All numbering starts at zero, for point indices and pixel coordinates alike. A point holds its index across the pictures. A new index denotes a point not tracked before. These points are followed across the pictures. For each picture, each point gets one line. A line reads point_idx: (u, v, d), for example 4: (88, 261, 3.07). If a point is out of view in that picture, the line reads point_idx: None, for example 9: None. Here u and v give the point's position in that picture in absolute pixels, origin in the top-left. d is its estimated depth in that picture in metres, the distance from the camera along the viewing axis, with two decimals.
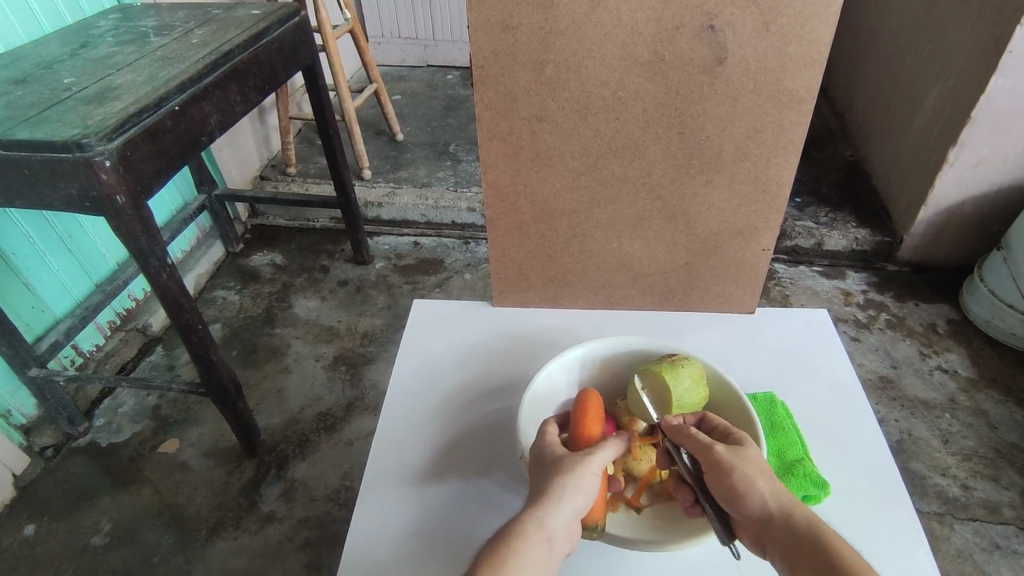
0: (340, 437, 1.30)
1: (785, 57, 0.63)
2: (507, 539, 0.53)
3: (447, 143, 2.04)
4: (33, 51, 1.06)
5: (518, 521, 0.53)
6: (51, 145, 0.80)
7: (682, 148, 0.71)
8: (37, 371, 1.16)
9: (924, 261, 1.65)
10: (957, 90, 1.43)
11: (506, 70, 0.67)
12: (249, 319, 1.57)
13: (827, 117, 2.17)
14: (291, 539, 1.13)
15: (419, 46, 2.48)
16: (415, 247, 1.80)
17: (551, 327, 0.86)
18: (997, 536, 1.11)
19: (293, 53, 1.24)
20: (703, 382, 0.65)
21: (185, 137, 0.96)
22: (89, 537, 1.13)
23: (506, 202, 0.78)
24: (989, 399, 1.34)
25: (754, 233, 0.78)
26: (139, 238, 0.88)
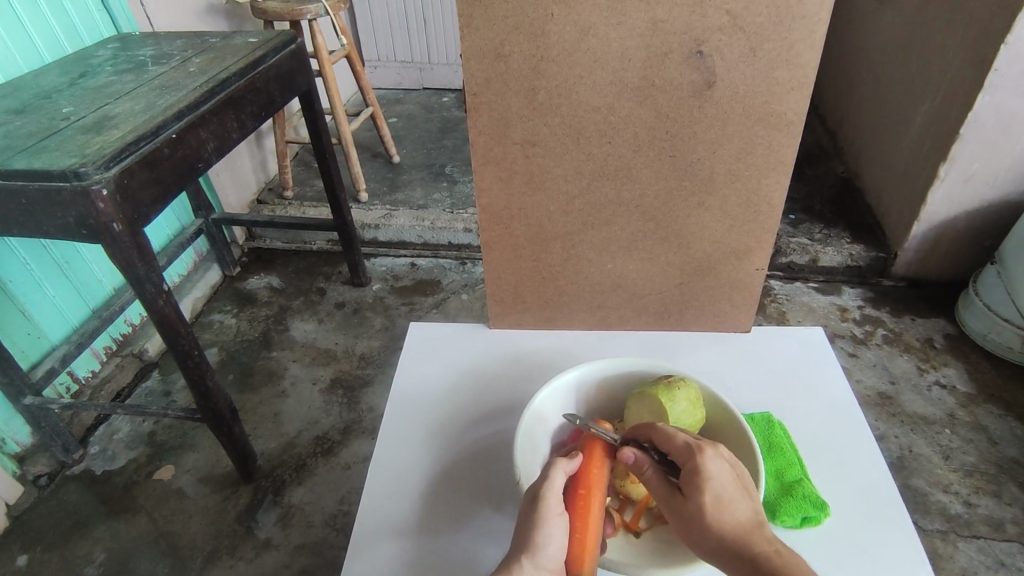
0: (338, 461, 1.29)
1: (773, 81, 0.64)
2: None
3: (443, 165, 2.05)
4: (32, 81, 1.08)
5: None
6: (49, 175, 0.81)
7: (674, 170, 0.72)
8: (32, 399, 1.16)
9: (919, 276, 1.66)
10: (945, 108, 1.45)
11: (499, 97, 0.68)
12: (245, 343, 1.56)
13: (819, 134, 2.19)
14: (288, 566, 1.12)
15: (415, 69, 2.51)
16: (412, 268, 1.80)
17: (547, 348, 0.86)
18: (1000, 553, 1.10)
19: (290, 80, 1.26)
20: (700, 404, 0.65)
21: (182, 164, 0.96)
22: (83, 568, 1.11)
23: (501, 225, 0.78)
24: (988, 414, 1.34)
25: (748, 253, 0.79)
26: (136, 265, 0.88)
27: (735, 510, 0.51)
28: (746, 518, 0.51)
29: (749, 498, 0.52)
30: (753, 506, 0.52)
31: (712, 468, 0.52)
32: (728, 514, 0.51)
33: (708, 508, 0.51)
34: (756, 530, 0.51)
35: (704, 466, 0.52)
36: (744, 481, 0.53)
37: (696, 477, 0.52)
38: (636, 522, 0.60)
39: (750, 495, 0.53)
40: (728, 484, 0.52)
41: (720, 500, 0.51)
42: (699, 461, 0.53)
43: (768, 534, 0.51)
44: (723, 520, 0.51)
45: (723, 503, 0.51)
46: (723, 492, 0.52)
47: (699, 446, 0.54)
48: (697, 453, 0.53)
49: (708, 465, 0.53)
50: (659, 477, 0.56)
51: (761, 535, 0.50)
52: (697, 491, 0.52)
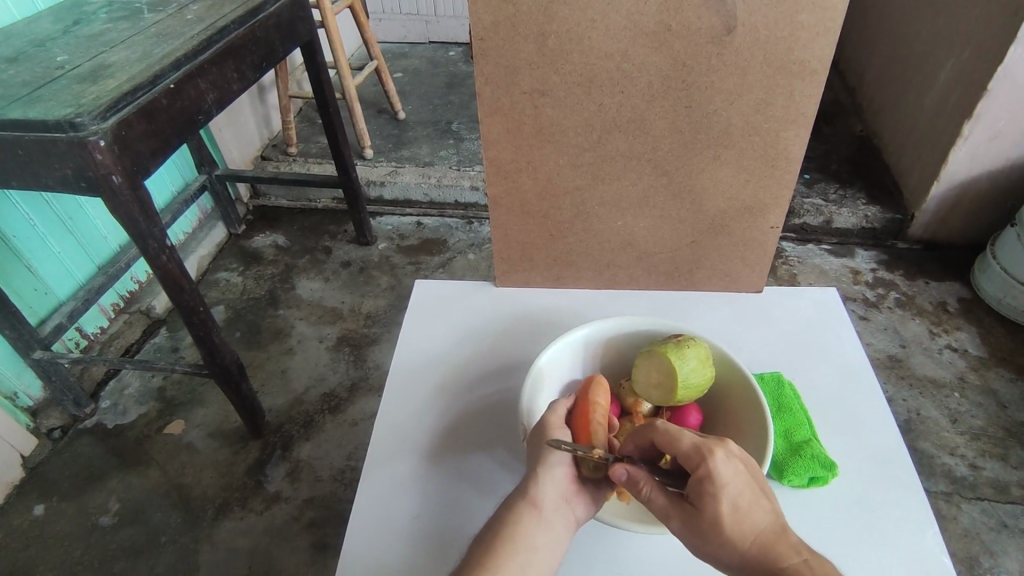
0: (346, 418, 1.30)
1: (797, 26, 0.61)
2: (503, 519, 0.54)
3: (449, 121, 2.01)
4: (26, 29, 1.04)
5: (507, 504, 0.55)
6: (44, 125, 0.79)
7: (689, 122, 0.69)
8: (41, 353, 1.16)
9: (935, 239, 1.63)
10: (972, 61, 1.39)
11: (507, 42, 0.64)
12: (252, 301, 1.56)
13: (838, 91, 2.12)
14: (297, 519, 1.14)
15: (420, 22, 2.43)
16: (418, 227, 1.78)
17: (555, 307, 0.84)
18: (1005, 515, 1.10)
19: (291, 29, 1.21)
20: (709, 362, 0.64)
21: (180, 116, 0.94)
22: (98, 517, 1.14)
23: (509, 180, 0.76)
24: (999, 378, 1.32)
25: (764, 211, 0.76)
26: (137, 220, 0.87)
27: (754, 514, 0.48)
28: (767, 521, 0.48)
29: (767, 498, 0.49)
30: (771, 505, 0.49)
31: (724, 472, 0.49)
32: (748, 522, 0.48)
33: (727, 519, 0.48)
34: (780, 536, 0.48)
35: (717, 471, 0.49)
36: (755, 477, 0.50)
37: (710, 486, 0.48)
38: None
39: (766, 493, 0.50)
40: (742, 485, 0.49)
41: (738, 508, 0.48)
42: (709, 467, 0.49)
43: (794, 540, 0.48)
44: (744, 529, 0.48)
45: (741, 512, 0.48)
46: (740, 498, 0.48)
47: (707, 449, 0.49)
48: (707, 457, 0.49)
49: (719, 469, 0.49)
50: (663, 493, 0.51)
51: (787, 541, 0.47)
52: (712, 501, 0.48)
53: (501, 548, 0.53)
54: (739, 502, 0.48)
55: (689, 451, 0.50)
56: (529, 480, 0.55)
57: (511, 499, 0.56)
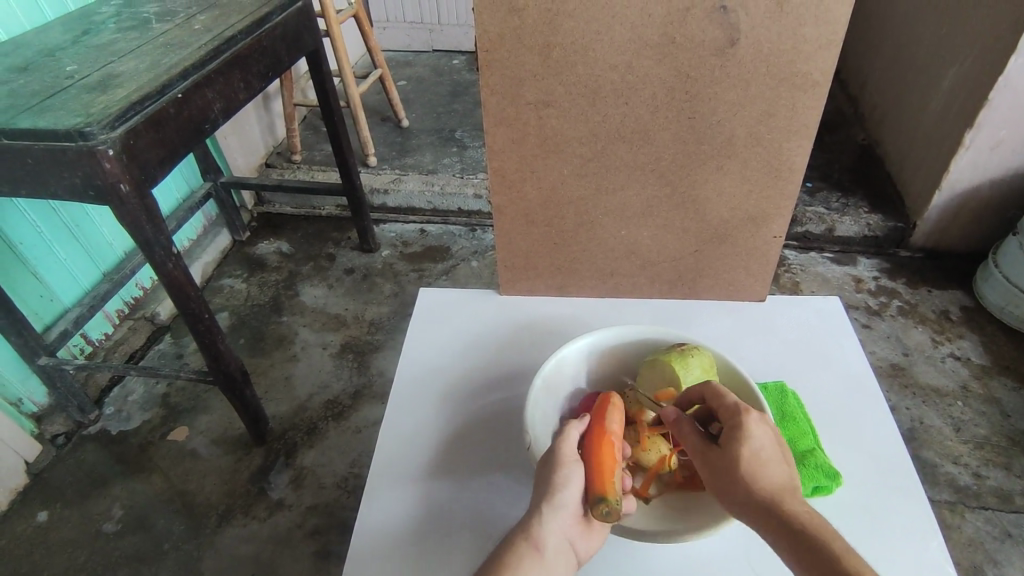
0: (349, 425, 1.30)
1: (799, 38, 0.62)
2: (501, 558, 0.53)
3: (453, 129, 2.02)
4: (35, 39, 1.05)
5: (507, 541, 0.54)
6: (54, 134, 0.79)
7: (692, 133, 0.69)
8: (46, 360, 1.17)
9: (938, 247, 1.63)
10: (974, 70, 1.39)
11: (512, 54, 0.65)
12: (256, 307, 1.57)
13: (840, 99, 2.13)
14: (300, 526, 1.14)
15: (424, 30, 2.45)
16: (421, 234, 1.79)
17: (558, 315, 0.85)
18: (1008, 525, 1.10)
19: (297, 38, 1.23)
20: (713, 371, 0.64)
21: (188, 125, 0.95)
22: (101, 524, 1.14)
23: (514, 189, 0.76)
24: (1002, 387, 1.32)
25: (766, 221, 0.77)
26: (144, 228, 0.88)
27: (772, 469, 0.52)
28: (782, 477, 0.52)
29: (788, 463, 0.53)
30: (789, 470, 0.52)
31: (757, 427, 0.54)
32: (764, 470, 0.52)
33: (746, 460, 0.52)
34: (791, 493, 0.51)
35: (748, 420, 0.54)
36: (784, 449, 0.54)
37: (738, 432, 0.53)
38: (646, 489, 0.59)
39: (789, 462, 0.53)
40: (768, 445, 0.53)
41: (758, 456, 0.52)
42: (743, 415, 0.54)
43: (803, 500, 0.51)
44: (759, 475, 0.51)
45: (760, 460, 0.52)
46: (761, 449, 0.53)
47: (746, 406, 0.55)
48: (742, 410, 0.55)
49: (751, 422, 0.54)
50: (697, 433, 0.56)
51: (795, 497, 0.51)
52: (735, 442, 0.53)
53: None
54: (763, 451, 0.53)
55: (730, 404, 0.56)
56: (533, 521, 0.54)
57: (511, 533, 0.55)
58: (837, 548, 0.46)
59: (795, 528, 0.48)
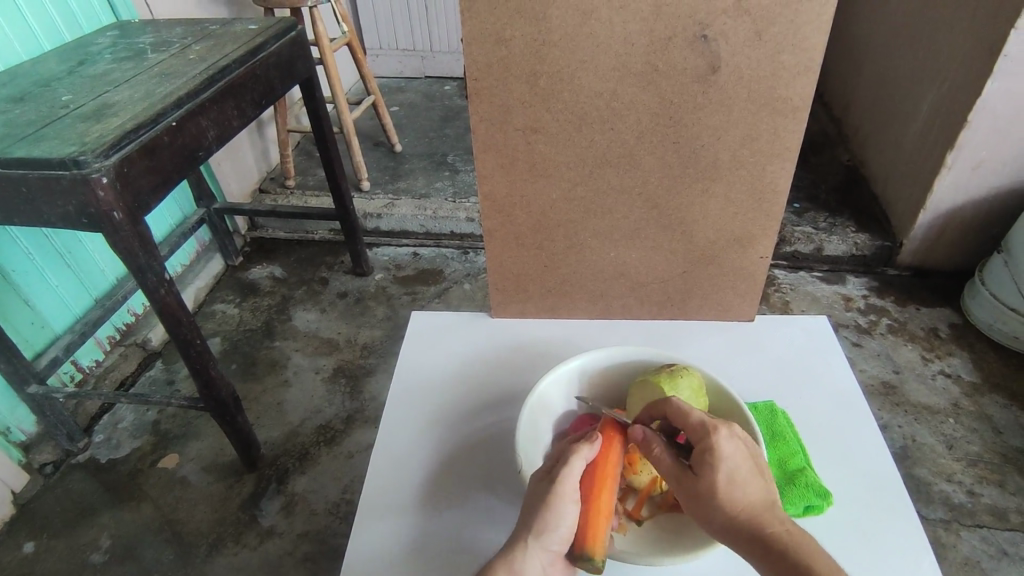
0: (341, 450, 1.29)
1: (778, 65, 0.64)
2: None
3: (445, 154, 2.04)
4: (32, 69, 1.07)
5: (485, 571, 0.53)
6: (49, 163, 0.80)
7: (677, 157, 0.71)
8: (36, 388, 1.16)
9: (925, 265, 1.65)
10: (953, 93, 1.43)
11: (500, 82, 0.67)
12: (249, 332, 1.57)
13: (825, 122, 2.17)
14: (292, 554, 1.12)
15: (417, 58, 2.49)
16: (414, 257, 1.80)
17: (550, 337, 0.85)
18: (1004, 543, 1.10)
19: (290, 67, 1.25)
20: (703, 392, 0.65)
21: (181, 152, 0.96)
22: (89, 554, 1.12)
23: (504, 213, 0.77)
24: (993, 404, 1.33)
25: (752, 241, 0.78)
26: (137, 254, 0.88)
27: (748, 490, 0.52)
28: (759, 495, 0.52)
29: (761, 477, 0.54)
30: (764, 485, 0.53)
31: (727, 449, 0.53)
32: (739, 493, 0.52)
33: (721, 484, 0.52)
34: (771, 512, 0.52)
35: (719, 445, 0.53)
36: (756, 462, 0.54)
37: (708, 457, 0.53)
38: (638, 511, 0.60)
39: (762, 473, 0.54)
40: (741, 463, 0.53)
41: (732, 479, 0.53)
42: (713, 439, 0.54)
43: (781, 514, 0.52)
44: (733, 498, 0.52)
45: (735, 482, 0.52)
46: (735, 470, 0.53)
47: (714, 426, 0.54)
48: (712, 432, 0.54)
49: (721, 445, 0.53)
50: (670, 455, 0.56)
51: (773, 513, 0.52)
52: (709, 469, 0.53)
53: None
54: (738, 472, 0.53)
55: (701, 424, 0.55)
56: (516, 553, 0.53)
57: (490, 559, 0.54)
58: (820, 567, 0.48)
59: (775, 550, 0.50)
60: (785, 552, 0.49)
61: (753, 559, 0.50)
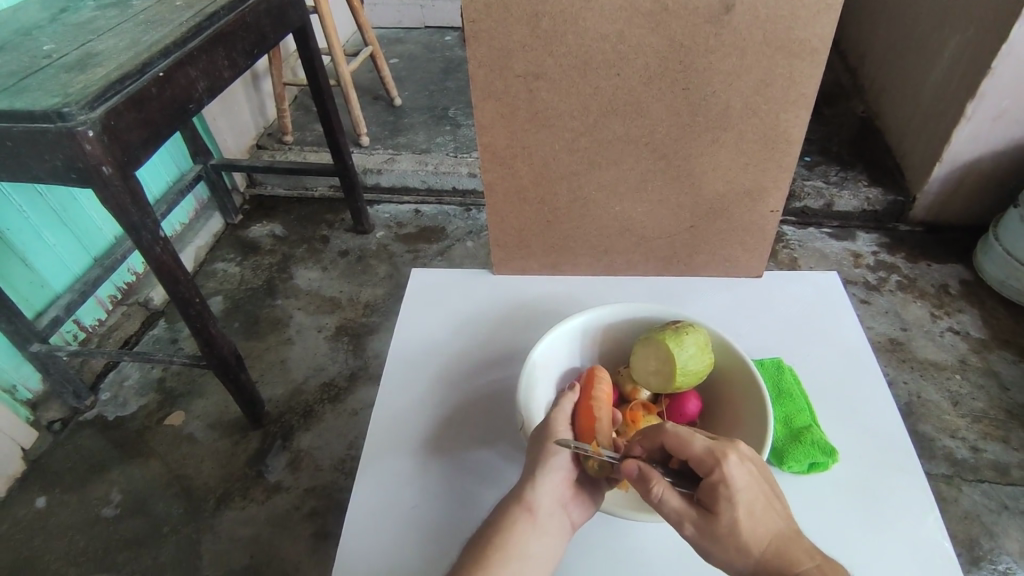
0: (346, 407, 1.30)
1: (796, 3, 0.60)
2: (496, 524, 0.54)
3: (446, 108, 1.99)
4: (13, 17, 1.03)
5: (500, 509, 0.55)
6: (31, 116, 0.77)
7: (686, 105, 0.67)
8: (39, 346, 1.16)
9: (937, 220, 1.61)
10: (977, 39, 1.36)
11: (499, 24, 0.63)
12: (250, 291, 1.56)
13: (839, 72, 2.09)
14: (298, 508, 1.14)
15: (416, 7, 2.40)
16: (416, 214, 1.77)
17: (553, 294, 0.84)
18: (1005, 497, 1.10)
19: (283, 14, 1.19)
20: (709, 348, 0.63)
21: (171, 104, 0.92)
22: (100, 508, 1.14)
23: (505, 165, 0.75)
24: (1001, 360, 1.32)
25: (763, 195, 0.75)
26: (129, 211, 0.86)
27: (767, 520, 0.48)
28: (781, 524, 0.48)
29: (777, 502, 0.49)
30: (782, 509, 0.49)
31: (739, 478, 0.48)
32: (760, 525, 0.47)
33: (742, 521, 0.47)
34: (794, 541, 0.47)
35: (731, 475, 0.48)
36: (768, 484, 0.49)
37: (723, 491, 0.48)
38: None
39: (776, 496, 0.49)
40: (756, 492, 0.48)
41: (752, 511, 0.47)
42: (724, 470, 0.48)
43: (807, 543, 0.47)
44: (758, 532, 0.47)
45: (754, 515, 0.47)
46: (753, 502, 0.48)
47: (720, 452, 0.49)
48: (721, 460, 0.48)
49: (733, 474, 0.48)
50: (676, 494, 0.49)
51: (798, 545, 0.47)
52: (727, 505, 0.47)
53: (496, 548, 0.53)
54: (755, 504, 0.48)
55: (705, 455, 0.49)
56: (526, 485, 0.55)
57: (506, 499, 0.56)
58: None
59: None
60: None
61: None
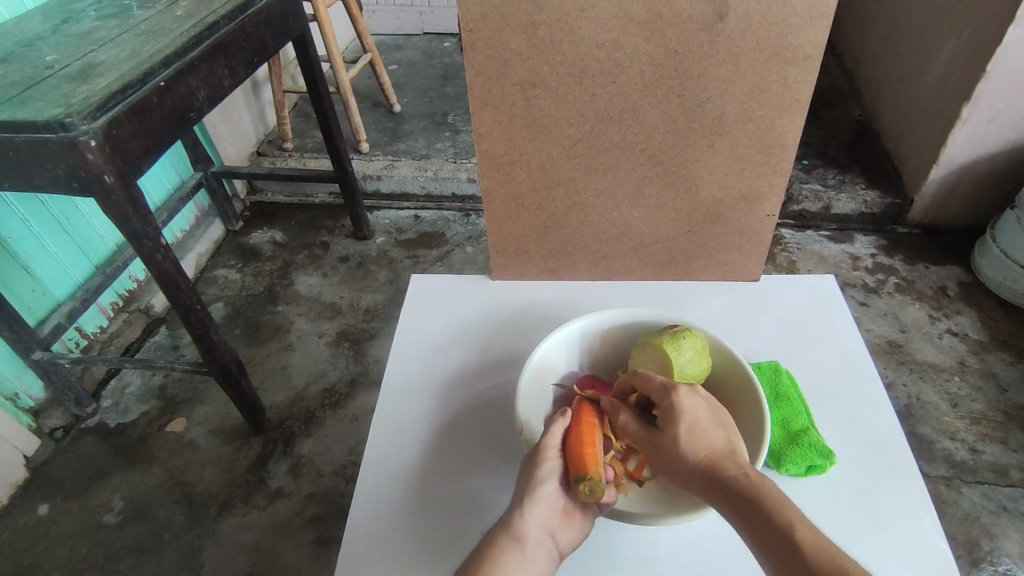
0: (346, 413, 1.30)
1: (789, 11, 0.60)
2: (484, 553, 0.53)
3: (445, 114, 2.00)
4: (15, 28, 1.04)
5: (488, 538, 0.54)
6: (35, 126, 0.78)
7: (681, 112, 0.68)
8: (40, 354, 1.16)
9: (935, 222, 1.62)
10: (972, 41, 1.37)
11: (496, 33, 0.64)
12: (251, 297, 1.56)
13: (836, 75, 2.10)
14: (300, 514, 1.14)
15: (415, 13, 2.41)
16: (415, 220, 1.78)
17: (552, 299, 0.84)
18: (1005, 499, 1.10)
19: (282, 22, 1.20)
20: (706, 352, 0.64)
21: (172, 113, 0.93)
22: (102, 515, 1.15)
23: (503, 172, 0.75)
24: (999, 362, 1.32)
25: (759, 200, 0.76)
26: (131, 219, 0.87)
27: (708, 438, 0.54)
28: (720, 444, 0.53)
29: (724, 429, 0.55)
30: (726, 434, 0.54)
31: (688, 403, 0.55)
32: (700, 440, 0.53)
33: (684, 435, 0.54)
34: (730, 457, 0.52)
35: (679, 400, 0.55)
36: (719, 418, 0.56)
37: (672, 411, 0.55)
38: (640, 471, 0.59)
39: (726, 428, 0.55)
40: (703, 416, 0.55)
41: (695, 429, 0.54)
42: (673, 395, 0.56)
43: (742, 462, 0.52)
44: (697, 444, 0.53)
45: (696, 432, 0.54)
46: (697, 422, 0.54)
47: (674, 385, 0.57)
48: (671, 391, 0.56)
49: (682, 400, 0.55)
50: (636, 420, 0.58)
51: (733, 459, 0.52)
52: (672, 423, 0.54)
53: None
54: (700, 422, 0.54)
55: (662, 388, 0.57)
56: (514, 514, 0.55)
57: (495, 528, 0.55)
58: (779, 503, 0.47)
59: (739, 492, 0.49)
60: (745, 491, 0.49)
61: (722, 505, 0.50)
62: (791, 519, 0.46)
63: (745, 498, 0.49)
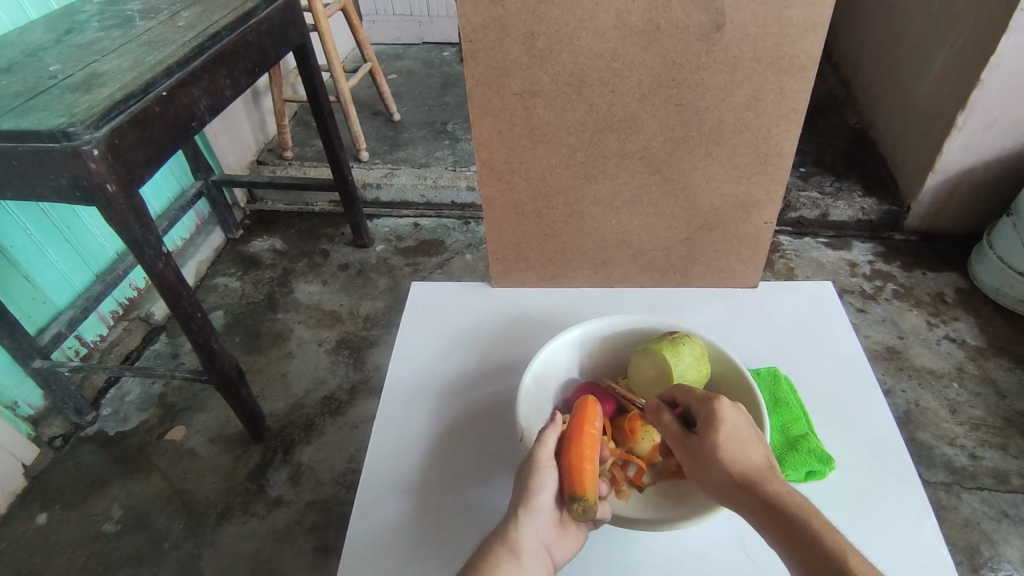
0: (346, 421, 1.30)
1: (785, 22, 0.61)
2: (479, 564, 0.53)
3: (445, 122, 2.01)
4: (18, 38, 1.04)
5: (483, 548, 0.54)
6: (38, 136, 0.79)
7: (679, 120, 0.69)
8: (40, 362, 1.16)
9: (932, 229, 1.63)
10: (967, 50, 1.39)
11: (495, 44, 0.65)
12: (251, 305, 1.57)
13: (832, 83, 2.12)
14: (299, 522, 1.14)
15: (414, 23, 2.43)
16: (415, 228, 1.78)
17: (552, 306, 0.85)
18: (1005, 505, 1.11)
19: (283, 32, 1.21)
20: (705, 358, 0.64)
21: (174, 123, 0.94)
22: (101, 524, 1.14)
23: (503, 180, 0.76)
24: (998, 368, 1.33)
25: (757, 207, 0.76)
26: (132, 228, 0.87)
27: (748, 451, 0.53)
28: (759, 459, 0.53)
29: (763, 443, 0.54)
30: (765, 449, 0.54)
31: (729, 413, 0.54)
32: (741, 453, 0.53)
33: (724, 446, 0.53)
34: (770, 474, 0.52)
35: (722, 409, 0.54)
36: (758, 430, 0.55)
37: (714, 419, 0.54)
38: (640, 477, 0.60)
39: (764, 441, 0.54)
40: (744, 429, 0.54)
41: (736, 441, 0.53)
42: (717, 404, 0.55)
43: (780, 479, 0.52)
44: (737, 456, 0.53)
45: (737, 444, 0.53)
46: (738, 434, 0.54)
47: (717, 394, 0.56)
48: (714, 399, 0.55)
49: (724, 409, 0.54)
50: (676, 423, 0.57)
51: (772, 476, 0.52)
52: (713, 430, 0.54)
53: None
54: (742, 434, 0.54)
55: (705, 396, 0.56)
56: (509, 525, 0.54)
57: (490, 538, 0.55)
58: (821, 526, 0.48)
59: (778, 510, 0.49)
60: (784, 511, 0.49)
61: (757, 520, 0.50)
62: (834, 543, 0.46)
63: (785, 519, 0.49)
